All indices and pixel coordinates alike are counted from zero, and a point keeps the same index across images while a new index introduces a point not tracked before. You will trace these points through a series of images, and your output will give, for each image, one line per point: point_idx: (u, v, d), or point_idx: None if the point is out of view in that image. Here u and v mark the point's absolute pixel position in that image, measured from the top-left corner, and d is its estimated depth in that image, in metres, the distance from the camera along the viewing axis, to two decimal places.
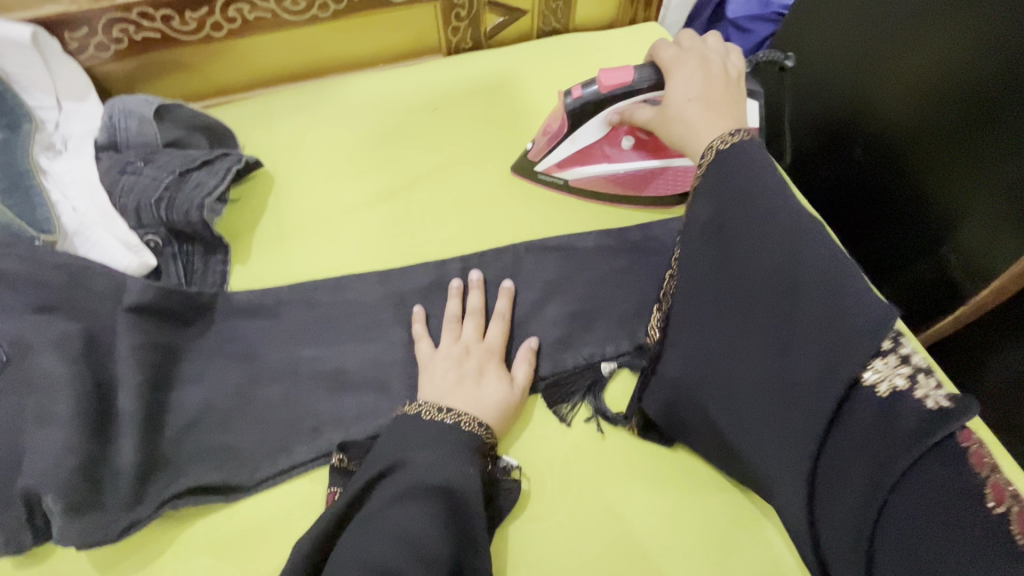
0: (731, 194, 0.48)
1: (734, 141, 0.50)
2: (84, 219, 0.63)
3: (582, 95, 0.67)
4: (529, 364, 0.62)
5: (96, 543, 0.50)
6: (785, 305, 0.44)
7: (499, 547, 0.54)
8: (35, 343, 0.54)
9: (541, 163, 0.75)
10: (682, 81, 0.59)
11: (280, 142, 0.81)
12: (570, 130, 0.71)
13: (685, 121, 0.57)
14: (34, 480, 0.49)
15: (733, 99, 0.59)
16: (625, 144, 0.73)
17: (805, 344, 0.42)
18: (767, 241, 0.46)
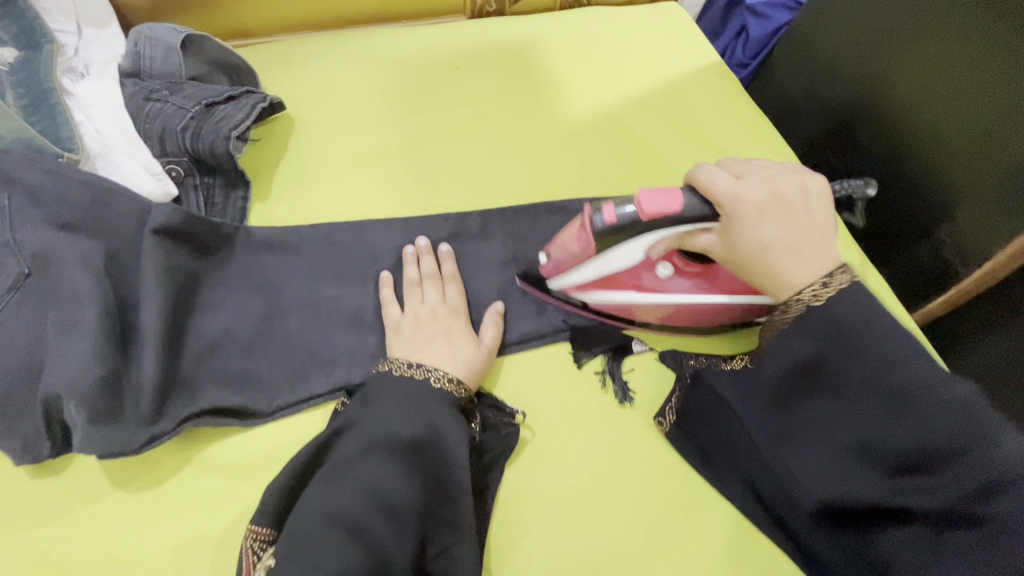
0: (846, 346, 0.46)
1: (827, 292, 0.48)
2: (107, 142, 0.63)
3: (616, 219, 0.54)
4: (496, 327, 0.63)
5: (117, 453, 0.51)
6: (951, 466, 0.42)
7: (511, 484, 0.57)
8: (59, 257, 0.54)
9: (557, 279, 0.63)
10: (757, 218, 0.51)
11: (301, 89, 0.81)
12: (598, 253, 0.57)
13: (769, 267, 0.51)
14: (56, 386, 0.50)
15: (810, 212, 0.52)
16: (663, 273, 0.61)
17: (926, 446, 0.43)
18: (932, 415, 0.43)
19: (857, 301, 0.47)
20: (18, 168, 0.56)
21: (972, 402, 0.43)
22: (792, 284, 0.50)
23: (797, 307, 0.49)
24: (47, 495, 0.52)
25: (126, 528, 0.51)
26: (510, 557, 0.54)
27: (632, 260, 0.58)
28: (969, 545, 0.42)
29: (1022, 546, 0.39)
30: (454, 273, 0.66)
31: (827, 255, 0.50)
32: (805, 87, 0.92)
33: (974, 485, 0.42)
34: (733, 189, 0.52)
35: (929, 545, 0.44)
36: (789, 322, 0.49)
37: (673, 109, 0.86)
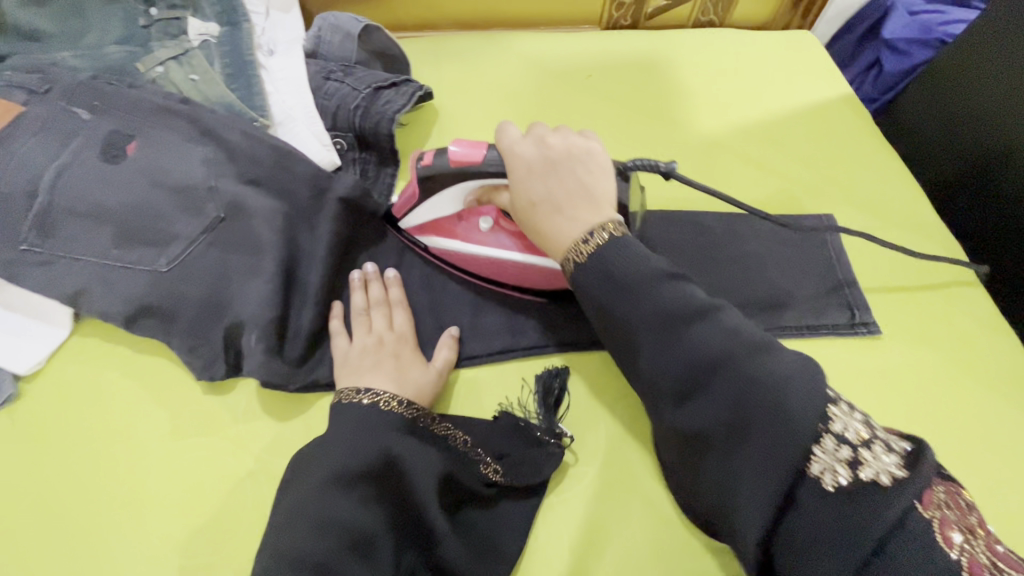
0: (618, 285, 0.50)
1: (596, 241, 0.52)
2: (290, 113, 0.71)
3: (431, 164, 0.59)
4: (450, 349, 0.63)
5: (276, 383, 0.58)
6: (720, 387, 0.45)
7: (616, 469, 0.59)
8: (249, 207, 0.63)
9: (401, 222, 0.67)
10: (526, 174, 0.56)
11: (446, 81, 0.87)
12: (424, 197, 0.62)
13: (540, 225, 0.56)
14: (243, 315, 0.59)
15: (590, 176, 0.56)
16: (484, 225, 0.64)
17: (715, 403, 0.45)
18: (691, 340, 0.47)
19: (619, 244, 0.51)
20: (221, 127, 0.65)
21: (699, 327, 0.47)
22: (555, 238, 0.54)
23: (581, 254, 0.52)
24: (216, 410, 0.60)
25: (276, 450, 0.58)
26: (614, 537, 0.56)
27: (454, 204, 0.63)
28: (760, 467, 0.42)
29: (792, 448, 0.41)
30: (400, 299, 0.65)
31: (599, 209, 0.54)
32: (943, 127, 0.90)
33: (737, 404, 0.44)
34: (516, 147, 0.58)
35: (724, 478, 0.45)
36: (573, 265, 0.52)
37: (797, 136, 0.87)
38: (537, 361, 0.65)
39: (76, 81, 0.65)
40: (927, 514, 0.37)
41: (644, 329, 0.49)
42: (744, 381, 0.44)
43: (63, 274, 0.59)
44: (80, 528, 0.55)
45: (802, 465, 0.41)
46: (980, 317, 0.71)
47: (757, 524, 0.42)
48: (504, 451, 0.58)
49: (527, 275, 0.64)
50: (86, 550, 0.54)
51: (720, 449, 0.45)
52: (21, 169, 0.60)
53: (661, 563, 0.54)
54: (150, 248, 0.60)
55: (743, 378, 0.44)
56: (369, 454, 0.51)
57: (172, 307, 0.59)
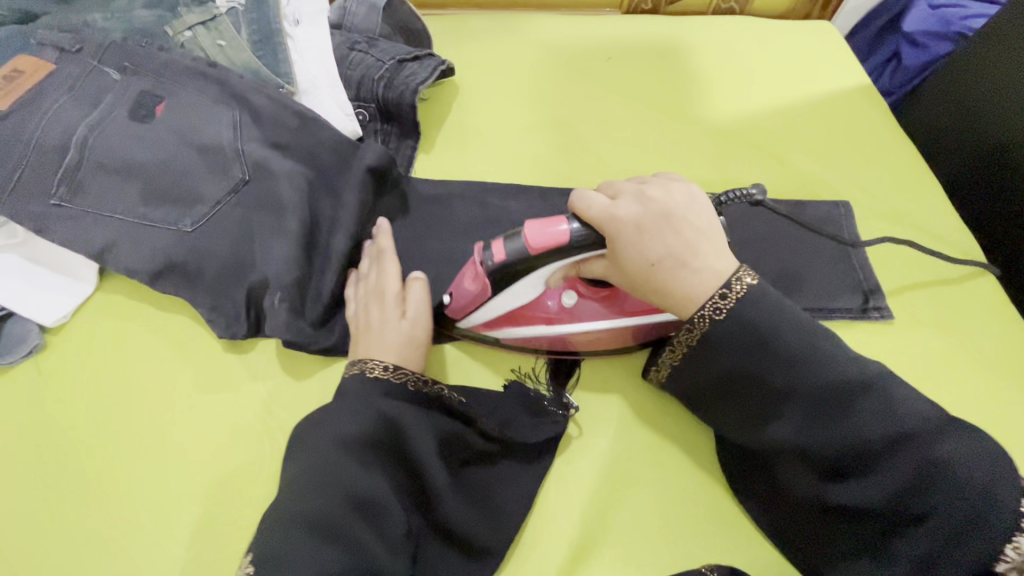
0: (767, 354, 0.49)
1: (727, 304, 0.49)
2: (314, 81, 0.72)
3: (505, 255, 0.53)
4: (422, 291, 0.61)
5: (294, 342, 0.59)
6: (900, 468, 0.46)
7: (628, 438, 0.60)
8: (273, 170, 0.64)
9: (463, 319, 0.62)
10: (636, 237, 0.51)
11: (468, 58, 0.88)
12: (499, 291, 0.57)
13: (663, 287, 0.52)
14: (265, 274, 0.60)
15: (693, 218, 0.53)
16: (569, 301, 0.60)
17: (878, 475, 0.47)
18: (865, 418, 0.46)
19: (767, 311, 0.49)
20: (248, 91, 0.66)
21: (903, 418, 0.46)
22: (688, 303, 0.51)
23: (713, 316, 0.50)
24: (235, 366, 0.61)
25: (294, 407, 0.60)
26: (620, 504, 0.56)
27: (535, 290, 0.58)
28: (931, 549, 0.44)
29: (977, 541, 0.42)
30: (384, 252, 0.63)
31: (721, 262, 0.51)
32: (962, 121, 0.89)
33: (916, 488, 0.45)
34: (609, 210, 0.52)
35: (881, 547, 0.48)
36: (705, 332, 0.50)
37: (814, 124, 0.87)
38: None
39: (107, 41, 0.66)
40: None
41: (793, 399, 0.49)
42: (918, 465, 0.45)
43: (90, 229, 0.60)
44: (102, 476, 0.57)
45: (989, 563, 0.42)
46: (992, 306, 0.71)
47: None
48: (508, 418, 0.59)
49: (621, 337, 0.62)
50: (106, 498, 0.56)
51: (879, 516, 0.47)
52: (52, 125, 0.61)
53: (666, 529, 0.55)
54: (176, 207, 0.61)
55: (922, 464, 0.45)
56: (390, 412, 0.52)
57: (195, 265, 0.60)
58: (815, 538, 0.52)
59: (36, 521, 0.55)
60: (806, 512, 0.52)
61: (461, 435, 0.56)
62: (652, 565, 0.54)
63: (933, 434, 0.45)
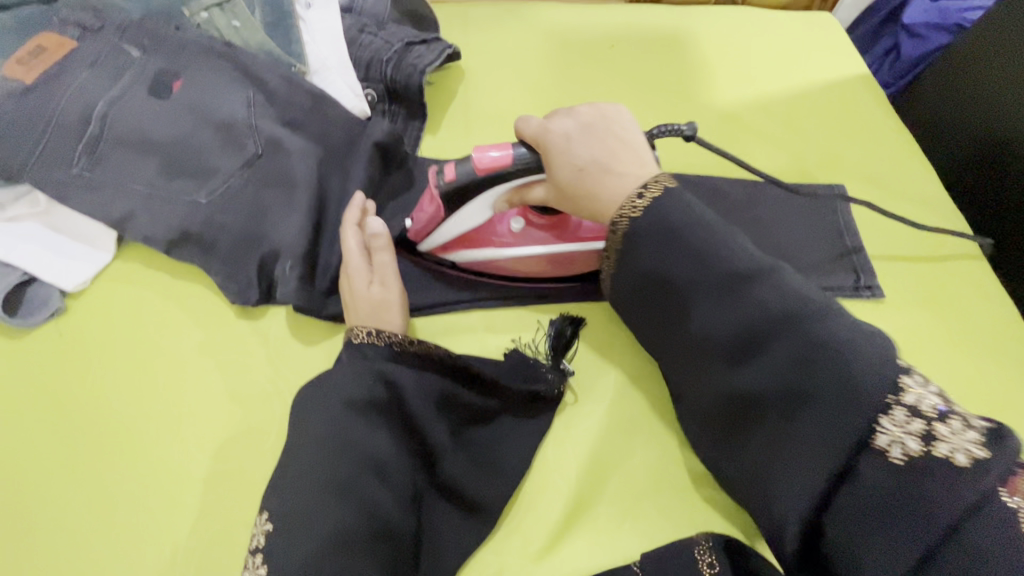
0: (672, 245, 0.50)
1: (643, 200, 0.52)
2: (325, 62, 0.74)
3: (454, 176, 0.61)
4: (389, 251, 0.62)
5: (305, 309, 0.62)
6: (781, 348, 0.45)
7: (624, 404, 0.62)
8: (286, 146, 0.66)
9: (424, 243, 0.68)
10: (564, 146, 0.57)
11: (474, 43, 0.90)
12: (449, 215, 0.64)
13: (590, 191, 0.55)
14: (277, 244, 0.62)
15: (619, 132, 0.57)
16: (516, 227, 0.65)
17: (761, 357, 0.46)
18: (756, 301, 0.47)
19: (674, 209, 0.51)
20: (263, 70, 0.69)
21: (807, 309, 0.45)
22: (606, 198, 0.54)
23: (630, 215, 0.52)
24: (247, 332, 0.64)
25: (303, 371, 0.62)
26: (614, 470, 0.58)
27: (483, 214, 0.63)
28: (818, 434, 0.42)
29: (860, 415, 0.40)
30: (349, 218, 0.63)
31: (641, 165, 0.55)
32: (959, 110, 0.91)
33: (802, 368, 0.43)
34: (545, 128, 0.59)
35: (773, 445, 0.45)
36: (621, 229, 0.52)
37: (812, 111, 0.89)
38: (549, 307, 0.68)
39: (127, 21, 0.68)
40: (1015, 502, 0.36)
41: (696, 288, 0.50)
42: (807, 345, 0.44)
43: (110, 199, 0.63)
44: (120, 435, 0.59)
45: (866, 434, 0.40)
46: (983, 287, 0.73)
47: (806, 489, 0.42)
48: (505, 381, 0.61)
49: (569, 264, 0.67)
50: (124, 455, 0.59)
51: (768, 408, 0.46)
52: (75, 98, 0.63)
53: (657, 493, 0.58)
54: (191, 179, 0.64)
55: (797, 339, 0.44)
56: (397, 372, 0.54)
57: (210, 235, 0.63)
58: (733, 456, 0.50)
59: (56, 475, 0.58)
60: (727, 430, 0.51)
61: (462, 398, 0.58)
62: (646, 524, 0.56)
63: (824, 315, 0.45)
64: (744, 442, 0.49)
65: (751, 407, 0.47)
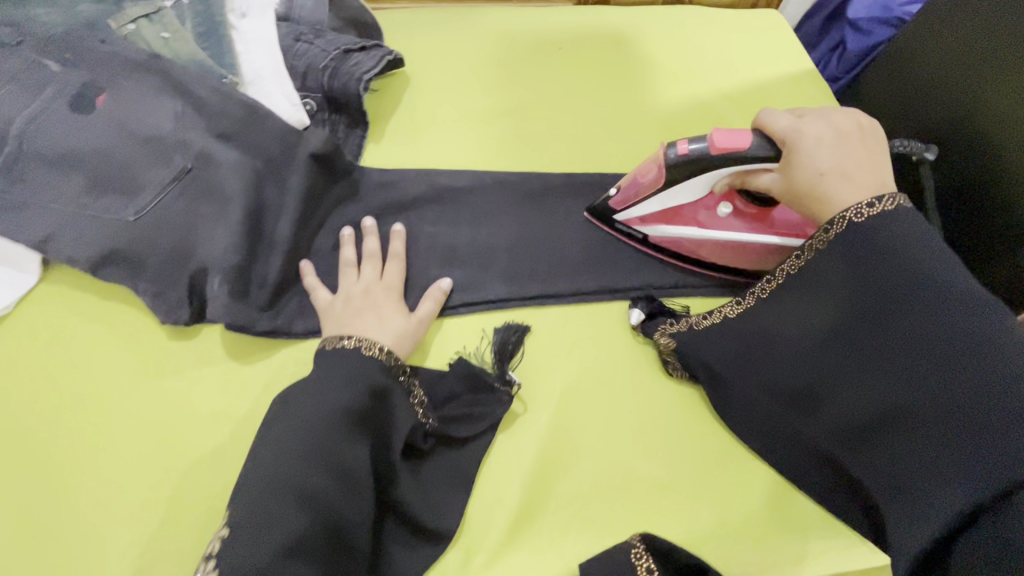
0: (880, 258, 0.51)
1: (871, 211, 0.53)
2: (260, 72, 0.72)
3: (689, 151, 0.60)
4: (435, 303, 0.65)
5: (240, 327, 0.60)
6: (965, 381, 0.45)
7: (571, 410, 0.61)
8: (216, 160, 0.64)
9: (624, 212, 0.68)
10: (815, 148, 0.57)
11: (420, 48, 0.89)
12: (669, 184, 0.63)
13: (820, 193, 0.56)
14: (206, 261, 0.60)
15: (869, 146, 0.58)
16: (723, 212, 0.66)
17: (929, 377, 0.47)
18: (945, 333, 0.47)
19: (898, 226, 0.52)
20: (192, 82, 0.67)
21: (1006, 361, 0.45)
22: (835, 206, 0.55)
23: (836, 226, 0.54)
24: (180, 352, 0.62)
25: (238, 391, 0.60)
26: (564, 476, 0.57)
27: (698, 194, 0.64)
28: (968, 453, 0.44)
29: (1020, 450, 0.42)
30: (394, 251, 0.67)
31: (883, 181, 0.56)
32: (902, 103, 0.92)
33: (981, 402, 0.44)
34: (796, 127, 0.58)
35: (920, 465, 0.47)
36: (829, 236, 0.54)
37: (760, 108, 0.89)
38: (498, 313, 0.67)
39: (49, 35, 0.66)
40: None
41: (855, 299, 0.52)
42: (953, 359, 0.46)
43: (33, 219, 0.61)
44: (45, 464, 0.57)
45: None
46: None
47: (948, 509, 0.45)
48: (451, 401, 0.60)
49: (735, 253, 0.67)
50: (51, 486, 0.56)
51: (913, 422, 0.48)
52: None
53: (602, 500, 0.56)
54: (119, 197, 0.62)
55: (971, 368, 0.45)
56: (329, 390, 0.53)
57: (139, 254, 0.61)
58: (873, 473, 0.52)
59: None
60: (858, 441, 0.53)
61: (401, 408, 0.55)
62: (590, 531, 0.55)
63: (985, 344, 0.46)
64: (882, 454, 0.51)
65: (903, 423, 0.49)
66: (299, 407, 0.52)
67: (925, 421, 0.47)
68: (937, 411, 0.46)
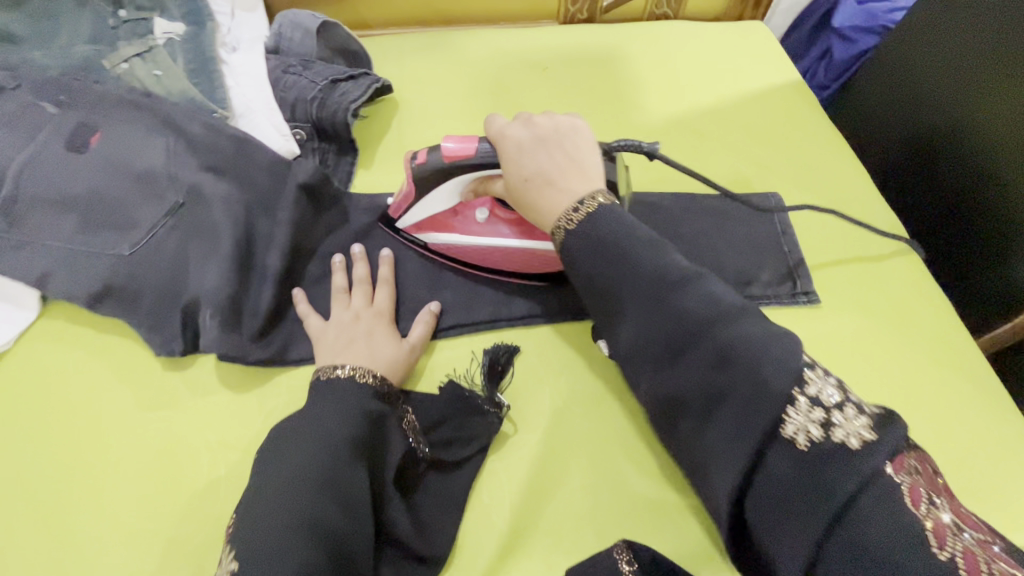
0: (604, 251, 0.48)
1: (578, 219, 0.50)
2: (250, 105, 0.74)
3: (426, 162, 0.62)
4: (426, 326, 0.65)
5: (233, 358, 0.61)
6: (698, 355, 0.43)
7: (558, 431, 0.61)
8: (207, 193, 0.66)
9: (400, 220, 0.70)
10: (517, 154, 0.57)
11: (407, 73, 0.91)
12: (418, 194, 0.66)
13: (532, 198, 0.55)
14: (198, 294, 0.62)
15: (580, 149, 0.56)
16: (479, 216, 0.68)
17: (681, 352, 0.44)
18: (676, 304, 0.44)
19: (606, 218, 0.49)
20: (182, 118, 0.69)
21: (719, 324, 0.43)
22: (547, 215, 0.53)
23: (571, 224, 0.50)
24: (175, 383, 0.63)
25: (233, 420, 0.61)
26: (554, 497, 0.58)
27: (448, 201, 0.66)
28: (735, 427, 0.40)
29: (769, 408, 0.39)
30: (386, 277, 0.68)
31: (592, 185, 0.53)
32: (888, 111, 0.92)
33: (711, 372, 0.42)
34: (506, 130, 0.59)
35: (702, 448, 0.43)
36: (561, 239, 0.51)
37: (745, 119, 0.90)
38: (486, 335, 0.68)
39: (44, 78, 0.68)
40: (901, 479, 0.35)
41: (607, 284, 0.48)
42: (700, 328, 0.43)
43: (29, 257, 0.62)
44: (44, 498, 0.58)
45: (776, 428, 0.38)
46: (919, 285, 0.74)
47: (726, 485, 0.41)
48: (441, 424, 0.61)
49: (488, 256, 0.69)
50: (47, 520, 0.57)
51: (697, 409, 0.43)
52: None
53: (592, 520, 0.56)
54: (112, 233, 0.63)
55: (716, 340, 0.42)
56: (322, 418, 0.53)
57: (132, 289, 0.62)
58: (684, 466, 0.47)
59: None
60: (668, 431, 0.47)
61: (392, 435, 0.56)
62: (583, 552, 0.55)
63: (723, 311, 0.43)
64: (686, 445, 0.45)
65: (684, 408, 0.44)
66: (291, 435, 0.52)
67: (708, 406, 0.42)
68: (717, 396, 0.42)
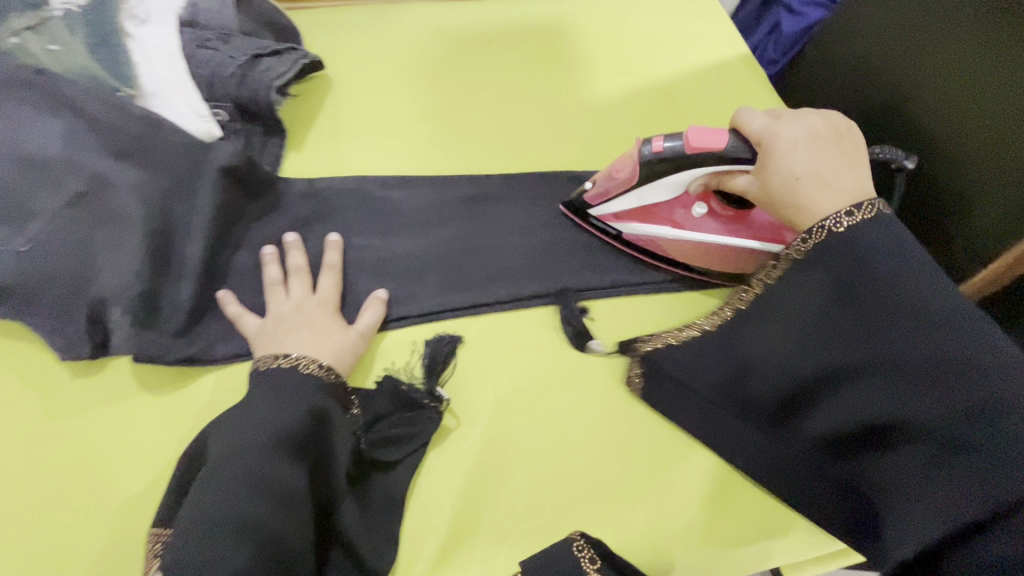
0: (860, 265, 0.51)
1: (855, 220, 0.53)
2: (161, 82, 0.68)
3: (663, 149, 0.60)
4: (376, 313, 0.62)
5: (150, 358, 0.57)
6: (876, 376, 0.49)
7: (504, 422, 0.59)
8: (114, 181, 0.60)
9: (597, 208, 0.68)
10: (792, 150, 0.58)
11: (343, 50, 0.85)
12: (638, 183, 0.63)
13: (801, 198, 0.56)
14: (105, 291, 0.57)
15: (846, 151, 0.59)
16: (699, 212, 0.65)
17: (911, 393, 0.47)
18: (948, 356, 0.46)
19: (878, 249, 0.51)
20: (84, 97, 0.62)
21: (971, 381, 0.45)
22: (814, 212, 0.55)
23: (815, 238, 0.54)
24: (86, 389, 0.58)
25: (151, 426, 0.57)
26: (499, 490, 0.56)
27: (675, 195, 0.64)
28: (957, 483, 0.45)
29: (1015, 481, 0.42)
30: (330, 263, 0.64)
31: (865, 187, 0.57)
32: (830, 85, 0.92)
33: (960, 420, 0.45)
34: (770, 128, 0.59)
35: (897, 482, 0.49)
36: (800, 252, 0.54)
37: (696, 96, 0.88)
38: (429, 325, 0.64)
39: None
40: None
41: (869, 310, 0.50)
42: (926, 365, 0.47)
43: None
44: None
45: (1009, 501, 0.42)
46: None
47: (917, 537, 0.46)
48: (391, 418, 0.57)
49: (711, 257, 0.67)
50: None
51: (904, 442, 0.48)
52: None
53: (537, 512, 0.55)
54: (6, 228, 0.58)
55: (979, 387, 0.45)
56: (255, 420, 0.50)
57: (31, 288, 0.57)
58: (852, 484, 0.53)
59: None
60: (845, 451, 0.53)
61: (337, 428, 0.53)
62: (526, 545, 0.54)
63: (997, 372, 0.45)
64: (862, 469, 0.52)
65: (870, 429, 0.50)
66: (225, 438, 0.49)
67: (907, 437, 0.48)
68: (953, 445, 0.45)
